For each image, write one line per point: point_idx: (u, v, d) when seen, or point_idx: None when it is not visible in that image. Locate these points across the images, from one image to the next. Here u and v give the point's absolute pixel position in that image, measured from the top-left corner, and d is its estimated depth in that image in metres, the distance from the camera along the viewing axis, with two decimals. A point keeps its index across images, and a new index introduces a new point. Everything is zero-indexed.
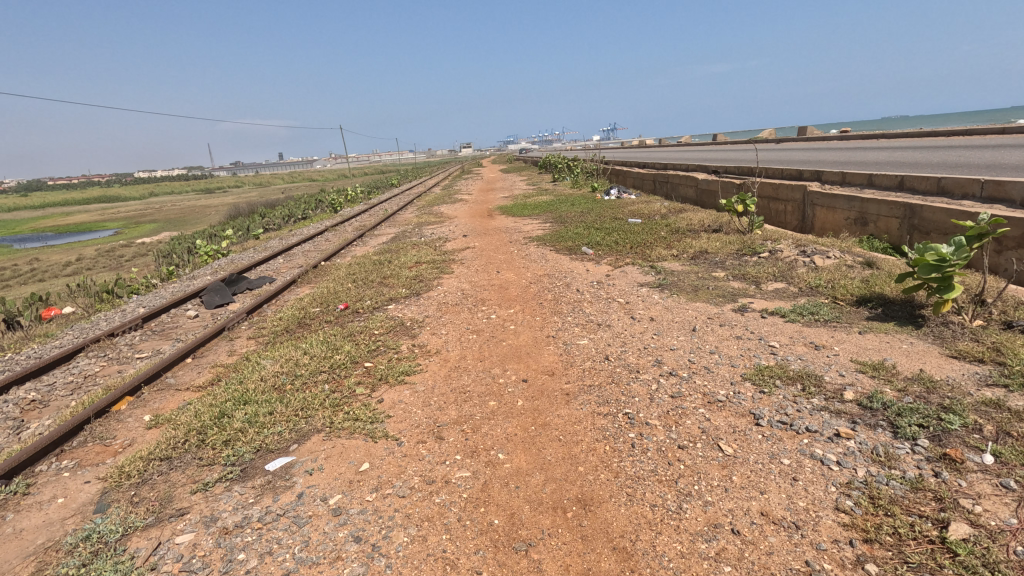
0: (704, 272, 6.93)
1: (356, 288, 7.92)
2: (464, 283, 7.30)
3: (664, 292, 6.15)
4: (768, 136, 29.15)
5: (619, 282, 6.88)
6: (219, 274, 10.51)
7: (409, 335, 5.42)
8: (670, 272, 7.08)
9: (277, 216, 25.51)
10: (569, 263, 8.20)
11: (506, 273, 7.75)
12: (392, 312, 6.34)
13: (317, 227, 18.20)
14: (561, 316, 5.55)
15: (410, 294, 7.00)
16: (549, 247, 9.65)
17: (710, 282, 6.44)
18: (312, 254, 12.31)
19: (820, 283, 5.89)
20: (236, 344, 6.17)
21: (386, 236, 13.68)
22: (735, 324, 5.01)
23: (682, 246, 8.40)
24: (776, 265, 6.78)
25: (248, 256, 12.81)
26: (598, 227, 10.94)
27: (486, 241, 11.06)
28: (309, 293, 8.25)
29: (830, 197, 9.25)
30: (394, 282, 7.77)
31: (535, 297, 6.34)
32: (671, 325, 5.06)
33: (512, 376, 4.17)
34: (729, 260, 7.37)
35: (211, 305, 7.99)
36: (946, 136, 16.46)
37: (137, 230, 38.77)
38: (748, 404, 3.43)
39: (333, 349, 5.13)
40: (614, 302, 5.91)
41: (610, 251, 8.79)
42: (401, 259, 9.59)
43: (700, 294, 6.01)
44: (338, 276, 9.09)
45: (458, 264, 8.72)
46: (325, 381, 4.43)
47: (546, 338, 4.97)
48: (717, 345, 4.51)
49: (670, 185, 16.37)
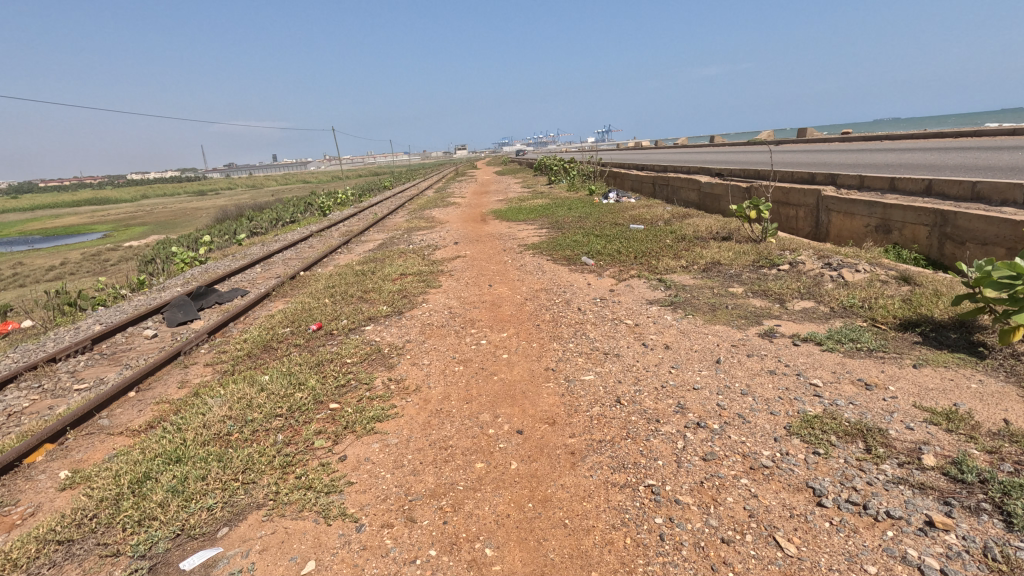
0: (719, 287, 6.22)
1: (333, 303, 7.16)
2: (451, 299, 6.55)
3: (677, 313, 5.43)
4: (768, 136, 28.48)
5: (625, 298, 6.16)
6: (190, 286, 9.73)
7: (385, 366, 4.68)
8: (681, 287, 6.37)
9: (265, 220, 24.71)
10: (569, 276, 7.47)
11: (499, 288, 7.00)
12: (369, 335, 5.60)
13: (303, 232, 17.43)
14: (561, 342, 4.82)
15: (391, 312, 6.26)
16: (546, 256, 8.93)
17: (728, 301, 5.72)
18: (293, 262, 11.54)
19: (855, 302, 5.18)
20: (191, 372, 5.39)
21: (374, 243, 12.94)
22: (765, 355, 4.30)
23: (692, 256, 7.69)
24: (800, 279, 6.08)
25: (226, 264, 12.04)
26: (599, 234, 10.23)
27: (479, 249, 10.35)
28: (282, 308, 7.48)
29: (849, 202, 8.59)
30: (375, 298, 7.02)
31: (531, 318, 5.61)
32: (691, 356, 4.34)
33: (504, 425, 3.43)
34: (745, 273, 6.67)
35: (173, 324, 7.22)
36: (957, 137, 15.86)
37: (124, 233, 37.87)
38: (803, 472, 2.71)
39: (296, 385, 4.38)
40: (621, 325, 5.19)
41: (613, 261, 8.08)
42: (386, 269, 8.86)
43: (719, 315, 5.29)
44: (316, 289, 8.34)
45: (447, 276, 7.98)
46: (280, 430, 3.69)
47: (543, 371, 4.24)
48: (748, 383, 3.79)
49: (671, 188, 15.70)
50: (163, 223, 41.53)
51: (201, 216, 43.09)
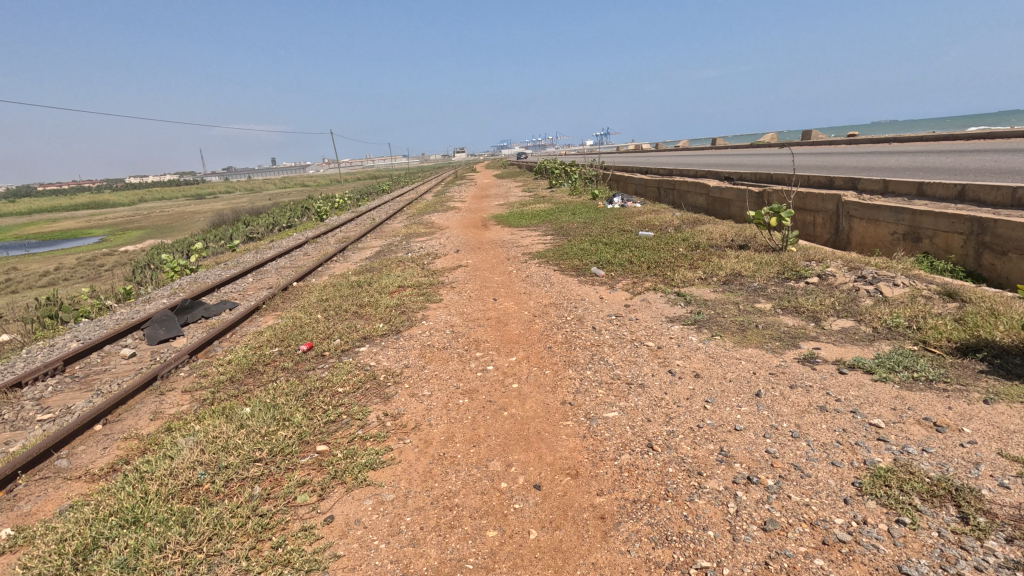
0: (745, 303, 5.73)
1: (326, 320, 6.66)
2: (453, 316, 6.04)
3: (703, 333, 4.93)
4: (772, 139, 28.04)
5: (643, 315, 5.66)
6: (176, 298, 9.23)
7: (381, 397, 4.18)
8: (703, 303, 5.87)
9: (261, 225, 24.24)
10: (579, 289, 6.97)
11: (505, 303, 6.50)
12: (364, 358, 5.11)
13: (299, 238, 16.96)
14: (578, 368, 4.32)
15: (388, 331, 5.77)
16: (553, 266, 8.43)
17: (758, 319, 5.22)
18: (287, 271, 11.05)
19: (900, 321, 4.69)
20: (166, 400, 4.88)
21: (371, 250, 12.47)
22: (810, 385, 3.81)
23: (710, 266, 7.20)
24: (832, 294, 5.59)
25: (216, 273, 11.54)
26: (607, 241, 9.74)
27: (480, 257, 9.87)
28: (271, 324, 6.98)
29: (873, 208, 8.12)
30: (371, 314, 6.51)
31: (541, 339, 5.11)
32: (725, 388, 3.85)
33: (519, 479, 2.95)
34: (770, 287, 6.17)
35: (153, 341, 6.71)
36: (972, 139, 15.41)
37: (120, 237, 37.43)
38: (891, 551, 2.20)
39: (280, 420, 3.89)
40: (641, 348, 4.69)
41: (624, 271, 7.60)
42: (384, 280, 8.37)
43: (751, 337, 4.79)
44: (309, 302, 7.86)
45: (448, 288, 7.50)
46: (258, 480, 3.18)
47: (560, 406, 3.74)
48: (798, 423, 3.29)
49: (677, 192, 15.25)
50: (160, 227, 41.03)
51: (198, 220, 42.60)
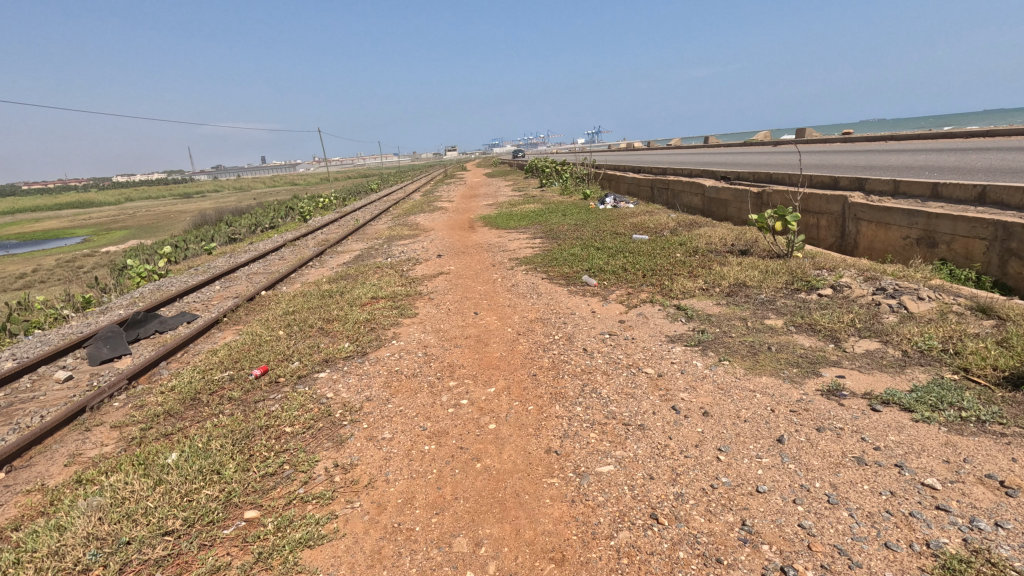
0: (753, 319, 5.14)
1: (288, 337, 6.00)
2: (427, 334, 5.39)
3: (709, 358, 4.32)
4: (764, 137, 27.59)
5: (640, 333, 5.06)
6: (133, 309, 8.52)
7: (333, 441, 3.53)
8: (706, 319, 5.26)
9: (243, 227, 23.49)
10: (568, 301, 6.34)
11: (486, 318, 5.86)
12: (322, 386, 4.46)
13: (278, 241, 16.25)
14: (566, 404, 3.69)
15: (353, 352, 5.12)
16: (541, 274, 7.80)
17: (769, 340, 4.63)
18: (258, 278, 10.36)
19: (933, 344, 4.11)
20: (89, 439, 4.19)
21: (350, 254, 11.80)
22: (840, 427, 3.21)
23: (711, 275, 6.60)
24: (850, 308, 5.01)
25: (183, 280, 10.81)
26: (599, 245, 9.12)
27: (464, 263, 9.24)
28: (228, 341, 6.29)
29: (883, 210, 7.59)
30: (338, 330, 5.86)
31: (524, 363, 4.48)
32: (742, 431, 3.24)
33: (489, 565, 2.34)
34: (779, 300, 5.58)
35: (94, 362, 6.02)
36: (974, 138, 14.94)
37: (103, 237, 36.52)
38: None
39: (208, 472, 3.23)
40: (639, 377, 4.08)
41: (617, 280, 7.00)
42: (358, 289, 7.73)
43: (764, 362, 4.19)
44: (275, 314, 7.19)
45: (425, 299, 6.86)
46: (163, 565, 2.53)
47: (543, 456, 3.11)
48: (833, 483, 2.70)
49: (671, 192, 14.68)
50: (145, 227, 40.08)
51: (183, 220, 41.65)
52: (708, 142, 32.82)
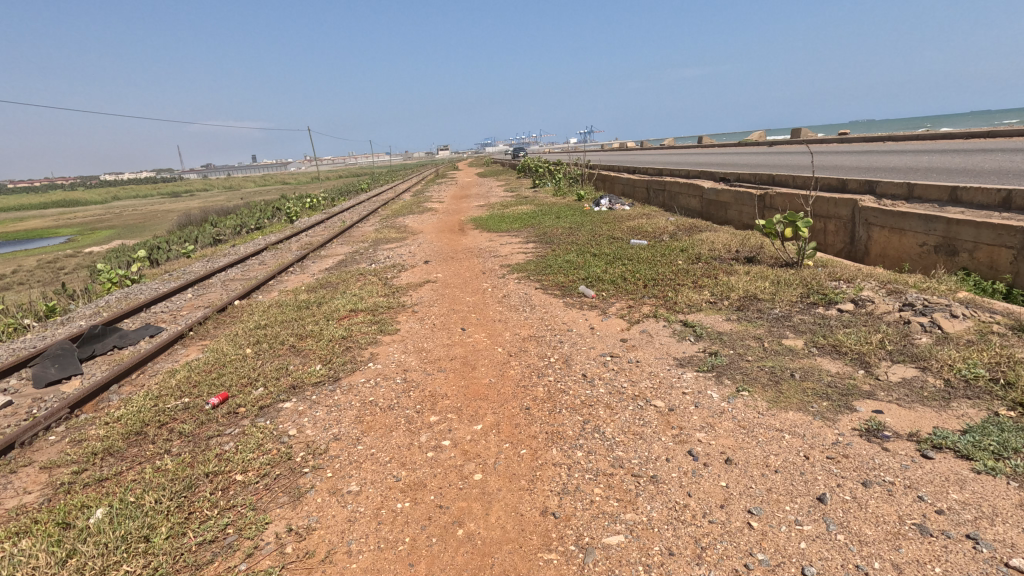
0: (771, 340, 4.64)
1: (255, 356, 5.42)
2: (408, 356, 4.84)
3: (726, 389, 3.81)
4: (759, 137, 27.25)
5: (645, 355, 4.54)
6: (93, 320, 7.89)
7: (289, 494, 2.98)
8: (717, 339, 4.75)
9: (227, 228, 22.78)
10: (564, 315, 5.82)
11: (473, 336, 5.32)
12: (286, 420, 3.90)
13: (260, 243, 15.63)
14: (565, 448, 3.17)
15: (324, 376, 4.56)
16: (534, 283, 7.28)
17: (791, 364, 4.13)
18: (233, 285, 9.76)
19: (979, 372, 3.62)
20: (12, 484, 3.61)
21: (333, 259, 11.21)
22: (891, 482, 2.70)
23: (718, 287, 6.10)
24: (877, 328, 4.52)
25: (154, 287, 10.18)
26: (595, 251, 8.60)
27: (452, 270, 8.70)
28: (190, 360, 5.70)
29: (898, 215, 7.14)
30: (311, 349, 5.31)
31: (516, 393, 3.95)
32: (774, 487, 2.73)
33: None
34: (796, 317, 5.09)
35: (38, 384, 5.41)
36: (977, 139, 14.59)
37: (88, 237, 35.73)
38: None
39: (133, 539, 2.66)
40: (647, 412, 3.56)
41: (617, 291, 6.48)
42: (337, 300, 7.17)
43: (789, 392, 3.68)
44: (245, 327, 6.61)
45: (408, 312, 6.31)
46: None
47: (538, 522, 2.59)
48: (895, 562, 2.19)
49: (668, 194, 14.21)
50: (132, 227, 39.33)
51: (170, 219, 40.85)
52: (701, 143, 32.51)
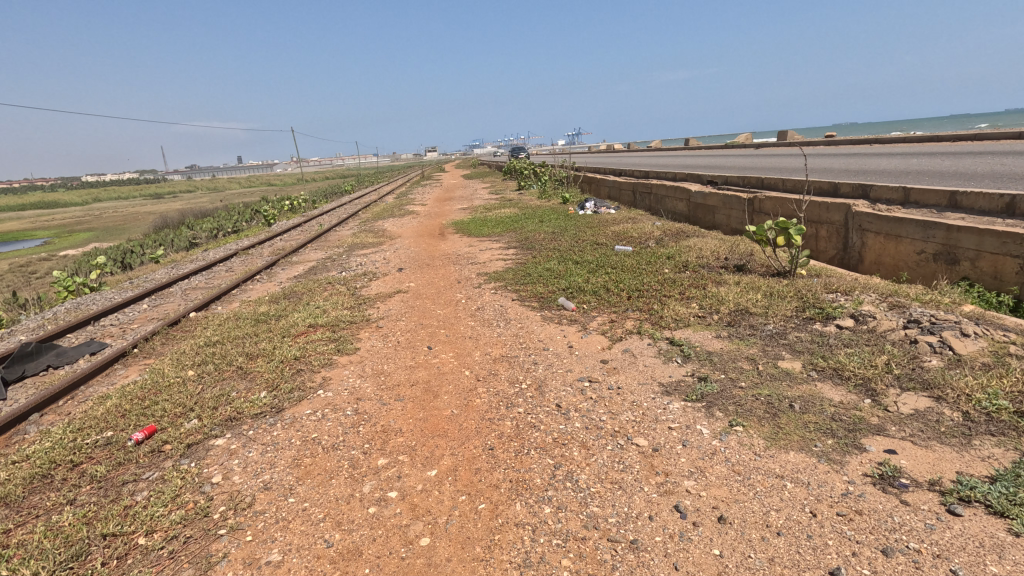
0: (766, 362, 4.20)
1: (196, 379, 4.87)
2: (364, 382, 4.32)
3: (717, 423, 3.35)
4: (745, 139, 27.09)
5: (627, 380, 4.08)
6: (32, 335, 7.25)
7: (195, 567, 2.46)
8: (707, 361, 4.31)
9: (202, 232, 22.05)
10: (541, 331, 5.33)
11: (440, 357, 4.82)
12: (213, 463, 3.37)
13: (232, 248, 14.99)
14: (531, 504, 2.68)
15: (267, 406, 4.03)
16: (511, 294, 6.79)
17: (789, 392, 3.69)
18: (194, 295, 9.15)
19: (1002, 403, 3.19)
20: None
21: (303, 266, 10.65)
22: (916, 550, 2.25)
23: (707, 300, 5.68)
24: (882, 348, 4.10)
25: (109, 297, 9.54)
26: (577, 259, 8.14)
27: (426, 279, 8.19)
28: (125, 383, 5.12)
29: (894, 221, 6.77)
30: (258, 372, 4.77)
31: (480, 429, 3.46)
32: (778, 558, 2.26)
33: None
34: (791, 334, 4.66)
35: None
36: (966, 141, 14.38)
37: (61, 240, 34.66)
38: None
39: None
40: (628, 454, 3.09)
41: (599, 303, 6.02)
42: (298, 313, 6.64)
43: (788, 427, 3.23)
44: (194, 344, 6.04)
45: (371, 328, 5.79)
46: None
47: None
48: None
49: (654, 197, 13.82)
50: (109, 228, 38.29)
51: (149, 221, 39.88)
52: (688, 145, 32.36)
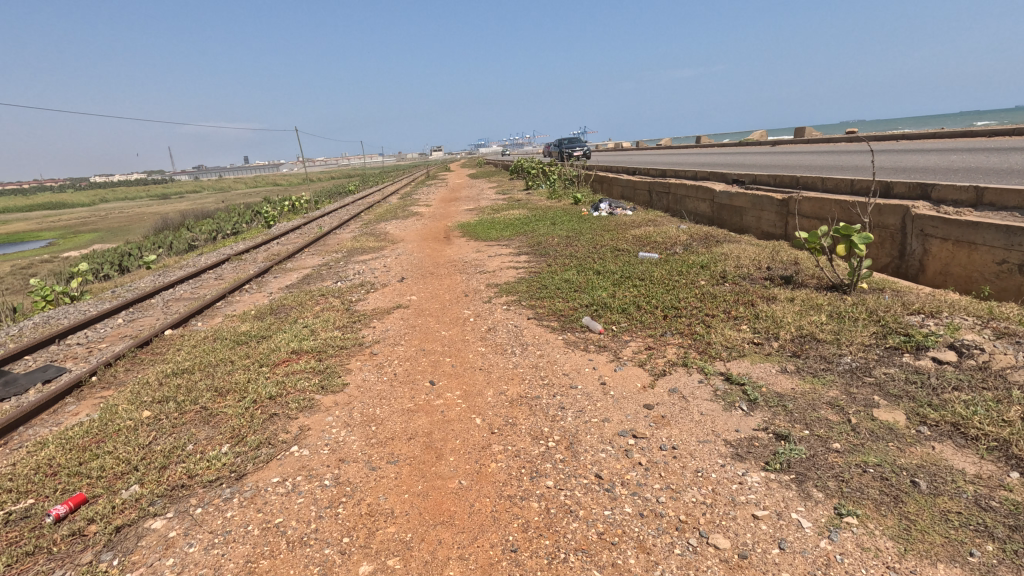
0: (858, 410, 3.30)
1: (151, 424, 4.02)
2: (350, 434, 3.47)
3: (820, 512, 2.47)
4: (761, 137, 26.12)
5: (683, 437, 3.20)
6: None
7: None
8: (780, 409, 3.42)
9: (200, 234, 21.27)
10: (565, 361, 4.45)
11: (444, 397, 3.95)
12: (142, 563, 2.51)
13: (226, 252, 14.20)
14: None
15: (225, 471, 3.18)
16: (526, 311, 5.92)
17: (903, 458, 2.79)
18: (175, 308, 8.31)
19: None
20: None
21: (297, 275, 9.81)
22: None
23: (761, 322, 4.78)
24: (1011, 395, 3.19)
25: (84, 309, 8.73)
26: (599, 269, 7.25)
27: (429, 291, 7.34)
28: (70, 425, 4.28)
29: (967, 226, 5.86)
30: (224, 416, 3.92)
31: (499, 516, 2.59)
32: None
33: None
34: (879, 370, 3.78)
35: None
36: (1009, 137, 13.39)
37: (63, 241, 34.10)
38: None
39: None
40: (706, 565, 2.21)
41: (631, 325, 5.14)
42: (282, 333, 5.79)
43: (923, 521, 2.34)
44: (160, 372, 5.20)
45: (363, 356, 4.93)
46: None
47: None
48: None
49: (674, 197, 12.89)
50: (111, 229, 37.76)
51: (152, 221, 39.32)
52: (700, 143, 31.40)
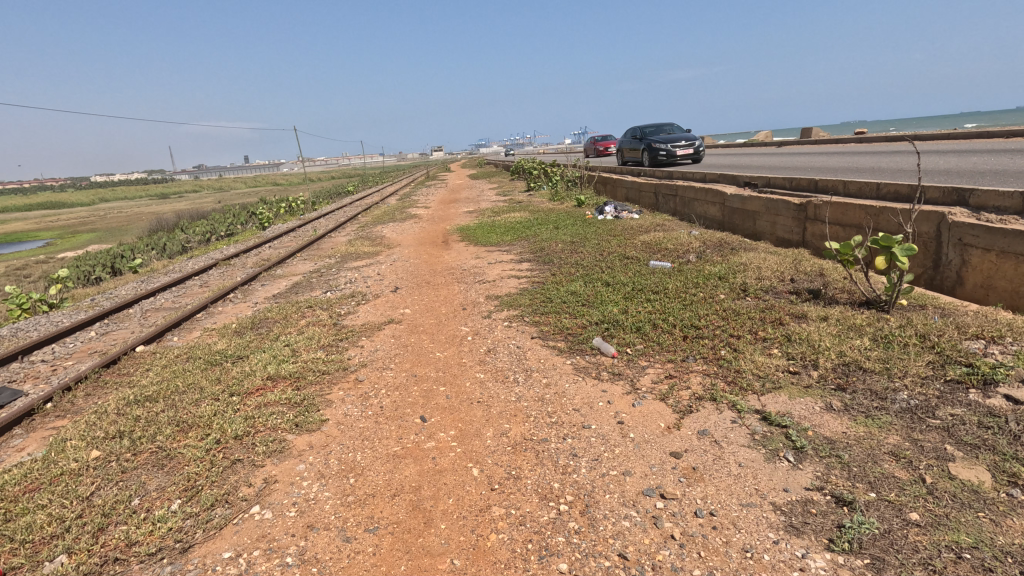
0: (929, 465, 2.75)
1: (97, 467, 3.48)
2: (324, 490, 2.92)
3: None
4: (765, 138, 25.60)
5: (722, 500, 2.65)
6: None
7: None
8: (835, 461, 2.87)
9: (193, 237, 20.69)
10: (575, 393, 3.90)
11: (436, 439, 3.40)
12: None
13: (215, 257, 13.61)
14: None
15: (169, 540, 2.63)
16: (529, 329, 5.38)
17: (1001, 536, 2.24)
18: (153, 320, 7.75)
19: None
20: None
21: (285, 282, 9.27)
22: None
23: (796, 347, 4.23)
24: None
25: (58, 320, 8.17)
26: (608, 280, 6.70)
27: (424, 303, 6.80)
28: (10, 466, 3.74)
29: (1014, 236, 5.31)
30: (180, 461, 3.37)
31: None
32: None
33: None
34: (943, 410, 3.23)
35: None
36: None
37: (58, 242, 33.46)
38: None
39: None
40: None
41: (648, 348, 4.58)
42: (260, 353, 5.24)
43: None
44: (120, 398, 4.65)
45: (345, 383, 4.38)
46: None
47: None
48: None
49: (681, 199, 12.35)
50: (107, 230, 37.13)
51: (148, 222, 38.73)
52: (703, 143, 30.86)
